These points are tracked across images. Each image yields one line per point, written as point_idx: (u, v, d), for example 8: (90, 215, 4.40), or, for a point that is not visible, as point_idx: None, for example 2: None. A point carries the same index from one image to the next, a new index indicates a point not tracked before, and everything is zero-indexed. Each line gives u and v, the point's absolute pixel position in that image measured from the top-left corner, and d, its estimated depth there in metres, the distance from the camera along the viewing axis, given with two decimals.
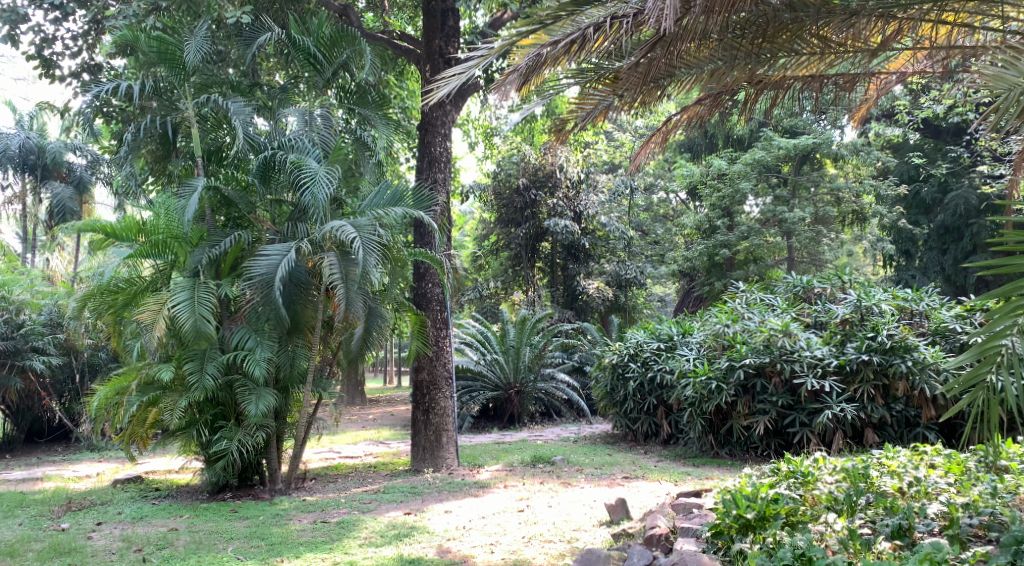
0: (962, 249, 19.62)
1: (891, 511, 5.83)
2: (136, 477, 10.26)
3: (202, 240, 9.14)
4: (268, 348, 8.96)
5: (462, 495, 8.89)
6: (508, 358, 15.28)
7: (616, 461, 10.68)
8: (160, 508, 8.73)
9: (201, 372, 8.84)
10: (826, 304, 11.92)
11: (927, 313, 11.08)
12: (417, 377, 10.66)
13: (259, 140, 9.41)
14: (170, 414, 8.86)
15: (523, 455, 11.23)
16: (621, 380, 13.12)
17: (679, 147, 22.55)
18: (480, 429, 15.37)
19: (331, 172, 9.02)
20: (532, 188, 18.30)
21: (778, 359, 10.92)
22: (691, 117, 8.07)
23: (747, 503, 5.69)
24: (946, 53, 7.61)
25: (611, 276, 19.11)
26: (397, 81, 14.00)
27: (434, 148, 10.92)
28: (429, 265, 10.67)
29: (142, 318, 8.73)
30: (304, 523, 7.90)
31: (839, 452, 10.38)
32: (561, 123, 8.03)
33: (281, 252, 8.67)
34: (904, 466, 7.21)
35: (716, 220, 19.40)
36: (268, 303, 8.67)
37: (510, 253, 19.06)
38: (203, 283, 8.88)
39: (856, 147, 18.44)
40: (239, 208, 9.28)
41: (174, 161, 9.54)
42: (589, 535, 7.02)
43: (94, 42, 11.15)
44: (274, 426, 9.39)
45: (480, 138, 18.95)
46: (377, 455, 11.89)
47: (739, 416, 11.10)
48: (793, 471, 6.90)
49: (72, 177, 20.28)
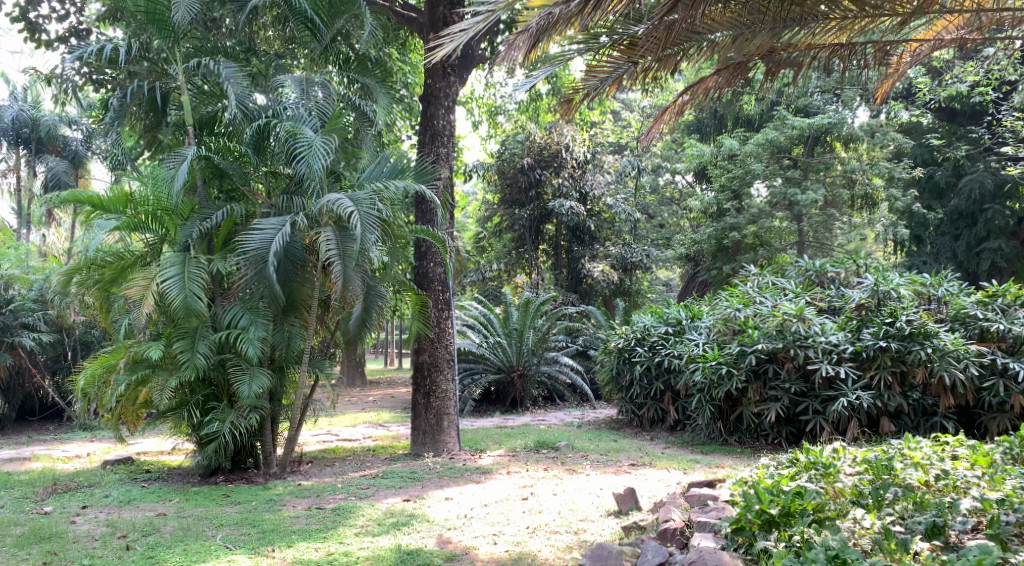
0: (975, 235, 19.32)
1: (921, 506, 5.49)
2: (125, 459, 9.92)
3: (194, 212, 8.75)
4: (262, 327, 8.59)
5: (464, 481, 8.54)
6: (511, 341, 14.89)
7: (623, 448, 10.32)
8: (149, 492, 8.38)
9: (192, 350, 8.48)
10: (840, 289, 11.52)
11: (946, 298, 10.70)
12: (417, 358, 10.29)
13: (253, 108, 8.98)
14: (159, 394, 8.52)
15: (527, 440, 10.86)
16: (627, 364, 12.73)
17: (686, 128, 22.07)
18: (482, 413, 15.00)
19: (328, 142, 8.62)
20: (537, 167, 17.84)
21: (791, 345, 10.51)
22: (706, 88, 7.71)
23: (770, 497, 5.36)
24: (987, 22, 7.16)
25: (616, 259, 18.44)
26: (400, 55, 13.55)
27: (437, 122, 10.51)
28: (431, 243, 10.27)
29: (130, 294, 8.38)
30: (298, 510, 7.55)
31: (855, 441, 10.00)
32: (572, 90, 7.64)
33: (275, 226, 8.30)
34: (929, 457, 6.83)
35: (724, 203, 18.95)
36: (261, 280, 8.30)
37: (515, 234, 18.67)
38: (194, 258, 8.50)
39: (871, 129, 17.95)
40: (233, 179, 8.86)
41: (165, 130, 9.14)
42: (597, 526, 6.66)
43: (83, 5, 10.67)
44: (269, 408, 9.03)
45: (484, 117, 18.55)
46: (376, 439, 11.53)
47: (750, 403, 10.72)
48: (814, 462, 6.53)
49: (67, 151, 19.81)
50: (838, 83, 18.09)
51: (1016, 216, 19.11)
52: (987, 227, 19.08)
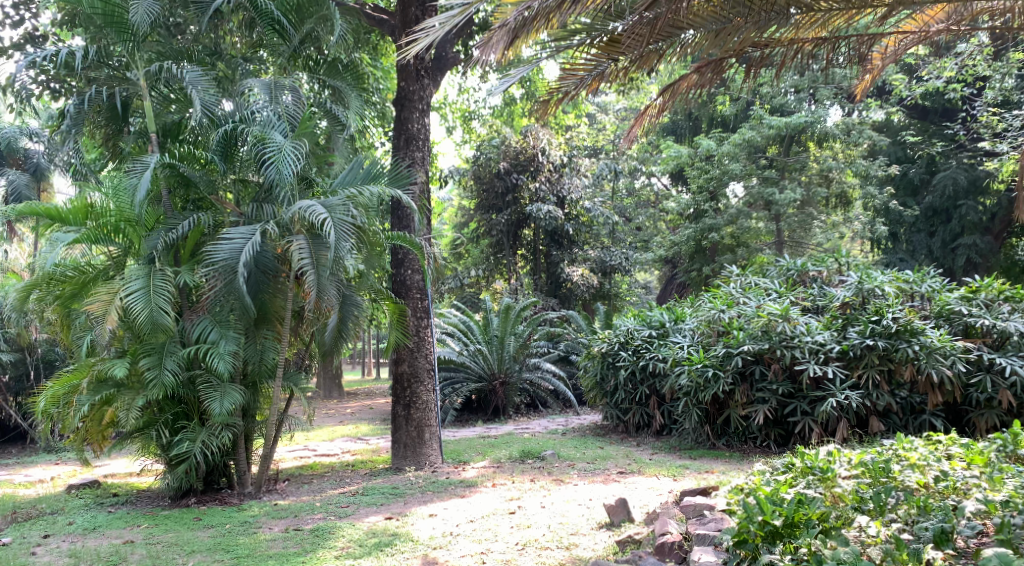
0: (949, 231, 19.26)
1: (925, 510, 5.28)
2: (92, 481, 9.53)
3: (159, 223, 8.42)
4: (233, 341, 8.27)
5: (447, 496, 8.24)
6: (492, 348, 14.59)
7: (609, 455, 10.06)
8: (117, 517, 8.03)
9: (159, 367, 8.15)
10: (824, 287, 11.32)
11: (930, 295, 10.52)
12: (396, 369, 9.97)
13: (220, 113, 8.66)
14: (126, 414, 8.18)
15: (510, 450, 10.56)
16: (611, 369, 12.47)
17: (662, 130, 21.89)
18: (463, 423, 14.69)
19: (298, 147, 8.32)
20: (513, 172, 17.56)
21: (778, 346, 10.30)
22: (689, 85, 7.53)
23: (773, 508, 5.11)
24: (972, 12, 7.04)
25: (596, 262, 18.46)
26: (371, 60, 13.27)
27: (411, 125, 10.23)
28: (407, 250, 9.99)
29: (92, 309, 8.03)
30: (275, 532, 7.22)
31: (845, 442, 9.79)
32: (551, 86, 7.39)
33: (244, 235, 7.99)
34: (925, 458, 6.60)
35: (702, 204, 18.75)
36: (231, 291, 7.98)
37: (492, 240, 18.41)
38: (159, 270, 8.19)
39: (848, 127, 17.79)
40: (199, 188, 8.54)
41: (125, 138, 8.79)
42: (589, 540, 6.41)
43: (38, 10, 10.29)
44: (242, 425, 8.70)
45: (458, 122, 18.33)
46: (356, 453, 11.19)
47: (737, 405, 10.50)
48: (811, 466, 6.28)
49: (28, 164, 19.35)
50: (812, 82, 18.02)
51: (990, 212, 19.06)
52: (962, 223, 18.99)
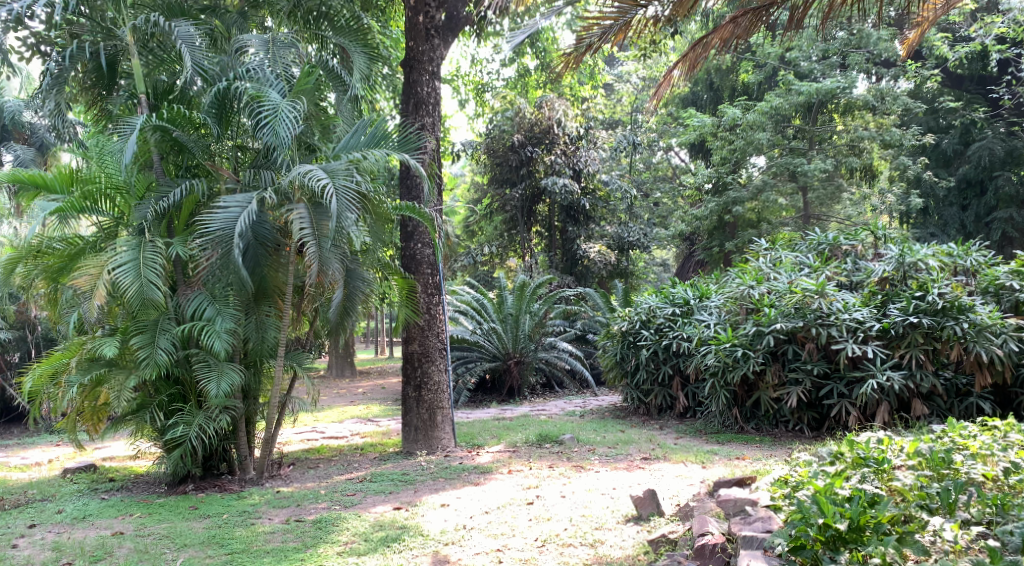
0: (983, 205, 18.49)
1: (1003, 510, 4.81)
2: (86, 466, 9.01)
3: (149, 190, 7.83)
4: (230, 318, 7.73)
5: (461, 484, 7.67)
6: (507, 327, 13.97)
7: (632, 439, 9.47)
8: (108, 505, 7.50)
9: (152, 346, 7.61)
10: (858, 261, 10.62)
11: (975, 269, 9.82)
12: (406, 349, 9.38)
13: (212, 69, 8.06)
14: (117, 396, 7.65)
15: (527, 433, 9.97)
16: (632, 349, 11.84)
17: (681, 102, 21.13)
18: (478, 404, 14.12)
19: (296, 107, 7.72)
20: (528, 144, 16.89)
21: (812, 323, 9.62)
22: (725, 38, 7.36)
23: (836, 510, 4.69)
24: None
25: (614, 239, 17.78)
26: (380, 26, 12.66)
27: (421, 89, 9.59)
28: (417, 222, 9.37)
29: (79, 285, 7.45)
30: (275, 524, 6.66)
31: (886, 426, 9.15)
32: (579, 36, 7.54)
33: (240, 204, 7.41)
34: (988, 446, 5.96)
35: (725, 176, 18.04)
36: (227, 264, 7.41)
37: (506, 216, 17.79)
38: (150, 242, 7.63)
39: (881, 94, 17.00)
40: (193, 152, 7.93)
41: (113, 99, 8.18)
42: (616, 536, 5.84)
43: None
44: (242, 407, 8.15)
45: (472, 94, 17.73)
46: (365, 436, 10.64)
47: (768, 387, 9.86)
48: (864, 457, 5.69)
49: (34, 139, 18.67)
50: (842, 48, 17.28)
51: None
52: (997, 196, 18.21)
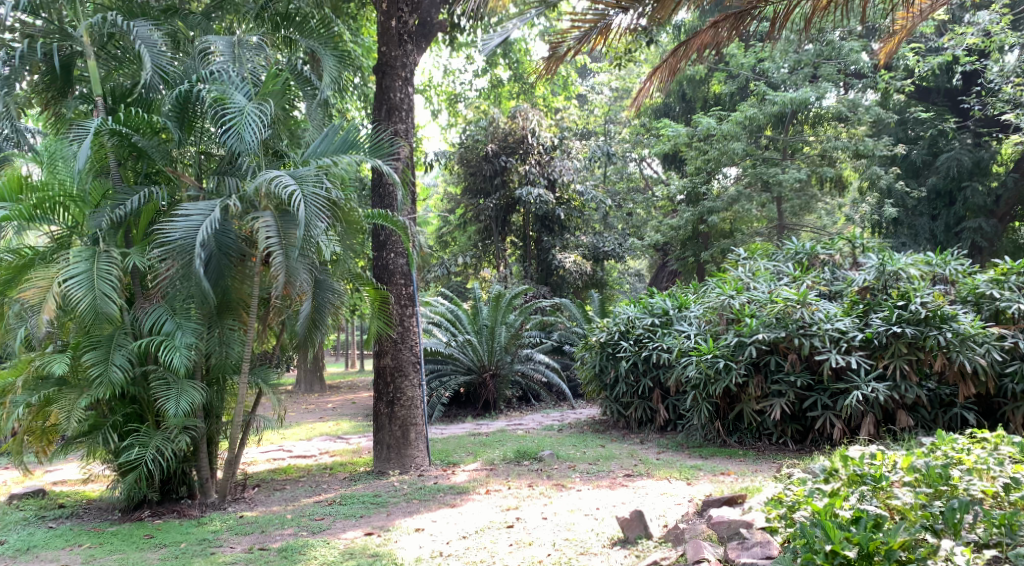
0: (953, 215, 18.38)
1: (1011, 530, 4.65)
2: (38, 490, 8.54)
3: (105, 198, 7.44)
4: (191, 332, 7.35)
5: (436, 506, 7.31)
6: (482, 338, 13.65)
7: (612, 455, 9.16)
8: (57, 534, 7.09)
9: (106, 363, 7.22)
10: (837, 271, 10.40)
11: (954, 277, 9.61)
12: (379, 363, 9.02)
13: (174, 72, 7.69)
14: (67, 417, 7.24)
15: (504, 450, 9.62)
16: (612, 360, 11.53)
17: (654, 112, 20.96)
18: (452, 418, 13.75)
19: (262, 110, 7.38)
20: (501, 154, 16.61)
21: (795, 334, 9.37)
22: (704, 44, 7.15)
23: (843, 536, 4.50)
24: None
25: (588, 249, 17.49)
26: (352, 34, 12.31)
27: (393, 95, 9.26)
28: (390, 231, 9.02)
29: (27, 297, 7.08)
30: (236, 553, 6.27)
31: (871, 440, 8.90)
32: (552, 46, 7.22)
33: (202, 211, 7.05)
34: (984, 461, 5.68)
35: (699, 186, 17.85)
36: (187, 275, 7.04)
37: (480, 226, 17.47)
38: (105, 253, 7.23)
39: (855, 104, 16.86)
40: (152, 158, 7.55)
41: (66, 103, 7.77)
42: (600, 563, 5.53)
43: None
44: (203, 426, 7.76)
45: (444, 105, 17.47)
46: (335, 454, 10.23)
47: (750, 399, 9.59)
48: (861, 473, 5.41)
49: None
50: (815, 59, 17.13)
51: (995, 193, 18.21)
52: (965, 206, 18.12)
